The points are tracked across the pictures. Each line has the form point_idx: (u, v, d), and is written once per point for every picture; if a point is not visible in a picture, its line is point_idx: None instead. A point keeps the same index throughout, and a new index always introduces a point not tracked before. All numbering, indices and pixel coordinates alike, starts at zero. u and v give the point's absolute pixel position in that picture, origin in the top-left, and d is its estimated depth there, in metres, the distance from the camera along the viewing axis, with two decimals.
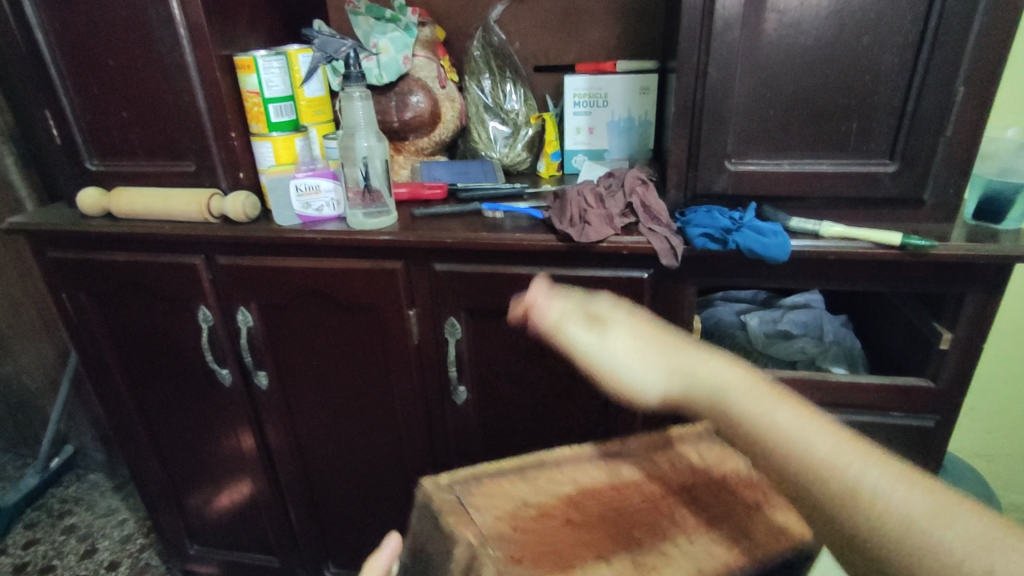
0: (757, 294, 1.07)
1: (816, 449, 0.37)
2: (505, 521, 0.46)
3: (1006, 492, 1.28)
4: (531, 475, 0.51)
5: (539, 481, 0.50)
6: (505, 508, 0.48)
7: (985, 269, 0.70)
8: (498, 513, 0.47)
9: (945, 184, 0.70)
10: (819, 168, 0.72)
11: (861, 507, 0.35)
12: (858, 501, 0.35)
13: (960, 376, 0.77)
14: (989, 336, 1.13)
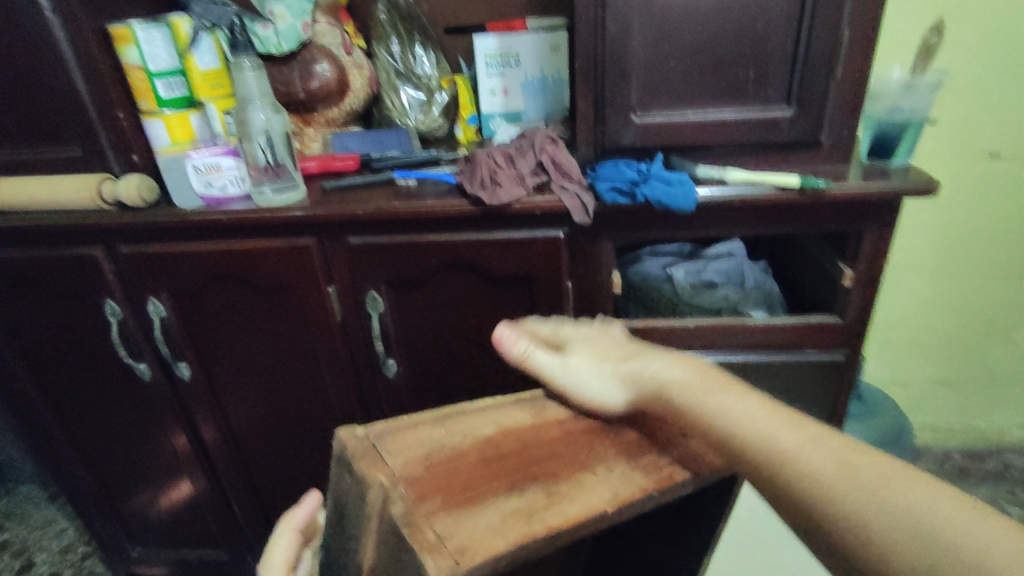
0: (682, 246, 1.09)
1: (769, 435, 0.42)
2: (417, 461, 0.48)
3: (921, 416, 1.39)
4: (450, 423, 0.52)
5: (455, 423, 0.51)
6: (417, 452, 0.48)
7: (878, 205, 0.73)
8: (407, 457, 0.48)
9: (839, 126, 0.73)
10: (721, 116, 0.73)
11: (821, 487, 0.38)
12: (820, 485, 0.39)
13: (863, 310, 0.81)
14: (897, 272, 1.20)
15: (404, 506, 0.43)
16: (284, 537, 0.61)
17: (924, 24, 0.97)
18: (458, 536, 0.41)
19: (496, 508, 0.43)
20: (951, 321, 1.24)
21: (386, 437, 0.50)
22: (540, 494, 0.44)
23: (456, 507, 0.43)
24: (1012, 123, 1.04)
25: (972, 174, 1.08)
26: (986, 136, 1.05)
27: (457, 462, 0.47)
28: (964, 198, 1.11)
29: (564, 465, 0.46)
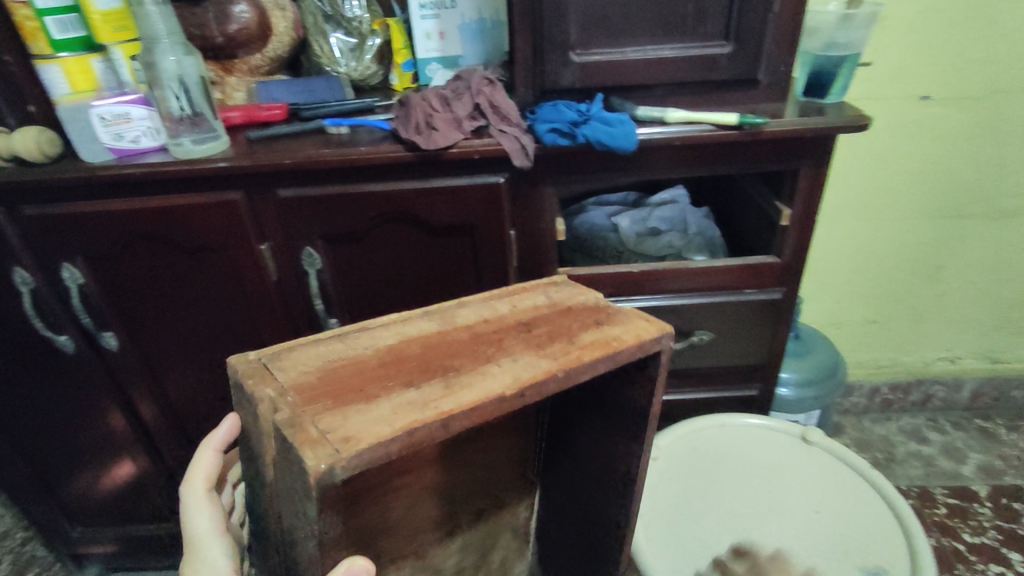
0: (626, 196, 1.09)
1: None
2: (313, 372, 0.55)
3: (855, 354, 1.46)
4: (349, 340, 0.60)
5: (357, 340, 0.60)
6: (313, 365, 0.56)
7: (815, 142, 0.74)
8: (301, 370, 0.55)
9: (776, 63, 0.73)
10: (660, 54, 0.72)
11: None
12: None
13: (800, 249, 0.83)
14: (834, 215, 1.24)
15: (293, 409, 0.50)
16: (205, 455, 0.64)
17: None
18: (350, 422, 0.48)
19: (386, 402, 0.51)
20: (882, 261, 1.30)
21: (283, 354, 0.58)
22: (428, 392, 0.52)
23: (349, 404, 0.51)
24: (941, 65, 1.07)
25: (903, 115, 1.11)
26: (917, 78, 1.08)
27: (354, 370, 0.55)
28: (895, 141, 1.14)
29: (450, 371, 0.55)
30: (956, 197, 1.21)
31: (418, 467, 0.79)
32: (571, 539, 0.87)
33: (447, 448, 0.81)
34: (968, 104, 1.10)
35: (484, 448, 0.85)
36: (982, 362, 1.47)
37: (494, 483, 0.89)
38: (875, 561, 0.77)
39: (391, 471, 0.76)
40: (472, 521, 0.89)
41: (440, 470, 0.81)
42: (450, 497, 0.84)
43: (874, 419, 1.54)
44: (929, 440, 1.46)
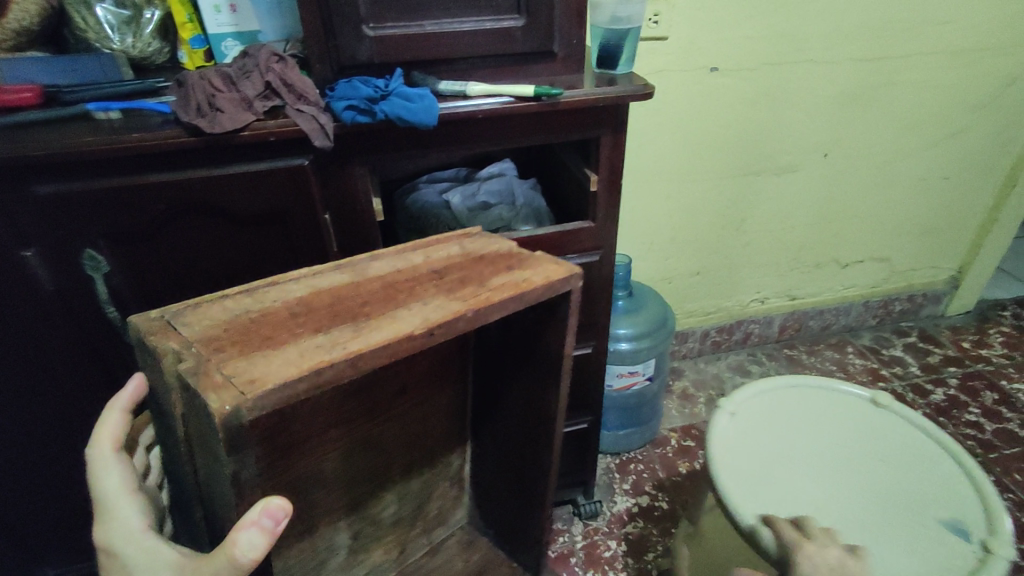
0: (457, 171, 1.09)
1: None
2: (219, 324, 0.53)
3: (684, 304, 1.61)
4: (257, 295, 0.58)
5: (265, 293, 0.58)
6: (218, 318, 0.53)
7: (610, 112, 0.79)
8: (205, 323, 0.52)
9: (568, 36, 0.76)
10: (457, 27, 0.72)
11: None
12: None
13: (610, 213, 0.88)
14: (652, 178, 1.34)
15: (198, 358, 0.47)
16: (111, 416, 0.53)
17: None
18: (256, 365, 0.46)
19: (294, 346, 0.49)
20: (697, 218, 1.44)
21: (189, 310, 0.54)
22: (337, 335, 0.51)
23: (256, 350, 0.49)
24: (724, 40, 1.19)
25: (698, 86, 1.23)
26: (705, 51, 1.19)
27: (263, 321, 0.53)
28: (696, 109, 1.26)
29: (360, 317, 0.54)
30: (750, 156, 1.37)
31: (343, 416, 0.72)
32: (506, 476, 0.86)
33: (377, 388, 0.74)
34: (749, 74, 1.24)
35: (411, 393, 0.79)
36: (783, 299, 1.70)
37: (424, 430, 0.84)
38: (947, 509, 0.80)
39: (317, 414, 0.69)
40: (407, 469, 0.84)
41: (367, 410, 0.74)
42: (377, 447, 0.78)
43: (706, 360, 1.72)
44: (750, 372, 1.67)
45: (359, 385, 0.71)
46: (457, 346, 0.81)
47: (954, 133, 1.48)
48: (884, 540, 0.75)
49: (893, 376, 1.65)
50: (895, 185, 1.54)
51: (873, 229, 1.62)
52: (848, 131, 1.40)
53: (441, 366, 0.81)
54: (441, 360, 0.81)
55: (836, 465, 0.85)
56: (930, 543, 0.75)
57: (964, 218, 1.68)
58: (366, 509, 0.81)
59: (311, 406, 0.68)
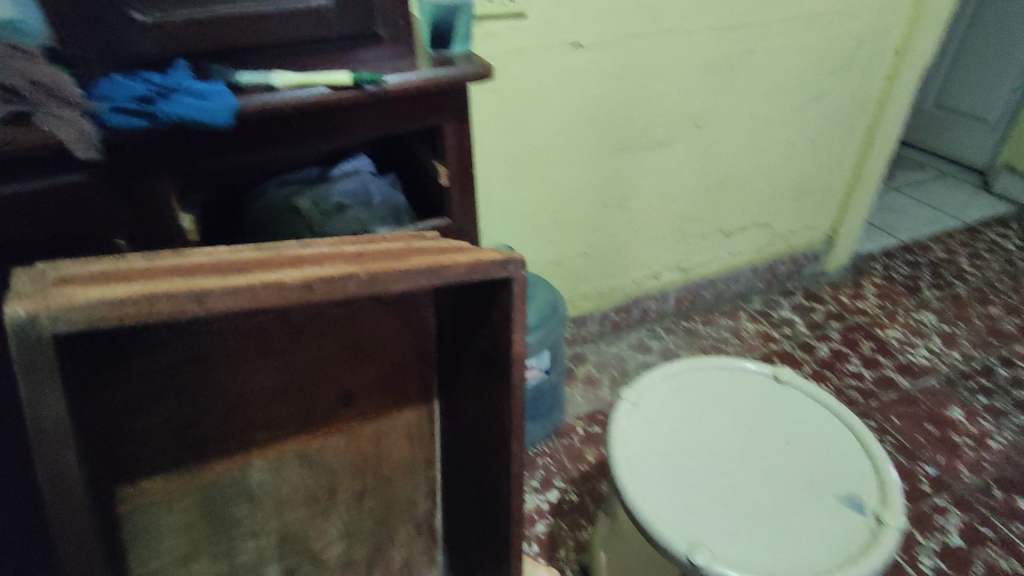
0: (309, 170, 0.98)
1: None
2: (92, 266, 0.44)
3: (580, 288, 1.59)
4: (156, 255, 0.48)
5: (159, 255, 0.48)
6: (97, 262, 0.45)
7: (451, 100, 0.71)
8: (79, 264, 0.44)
9: (392, 16, 0.68)
10: (254, 9, 0.61)
11: None
12: None
13: (468, 208, 0.81)
14: (529, 163, 1.28)
15: (34, 280, 0.39)
16: None
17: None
18: (90, 288, 0.37)
19: (146, 281, 0.39)
20: (581, 200, 1.40)
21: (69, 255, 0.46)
22: (205, 277, 0.40)
23: (107, 280, 0.39)
24: (584, 15, 1.14)
25: (564, 63, 1.18)
26: (567, 27, 1.14)
27: (139, 265, 0.44)
28: (566, 88, 1.21)
29: (241, 268, 0.43)
30: (627, 131, 1.34)
31: (268, 414, 0.61)
32: (469, 507, 0.72)
33: (309, 373, 0.62)
34: (614, 49, 1.21)
35: (354, 395, 0.66)
36: (676, 273, 1.71)
37: (377, 451, 0.70)
38: (845, 485, 0.79)
39: (234, 389, 0.58)
40: (357, 495, 0.70)
41: (300, 401, 0.63)
42: (310, 461, 0.65)
43: (608, 341, 1.71)
44: (651, 348, 1.68)
45: (284, 354, 0.60)
46: (413, 337, 0.69)
47: (816, 96, 1.52)
48: (785, 524, 0.74)
49: (783, 337, 1.71)
50: (768, 152, 1.57)
51: (752, 197, 1.66)
52: (719, 103, 1.41)
53: (391, 364, 0.68)
54: (390, 357, 0.68)
55: (744, 445, 0.84)
56: (830, 523, 0.75)
57: (834, 178, 1.75)
58: (307, 536, 0.67)
59: (224, 377, 0.57)
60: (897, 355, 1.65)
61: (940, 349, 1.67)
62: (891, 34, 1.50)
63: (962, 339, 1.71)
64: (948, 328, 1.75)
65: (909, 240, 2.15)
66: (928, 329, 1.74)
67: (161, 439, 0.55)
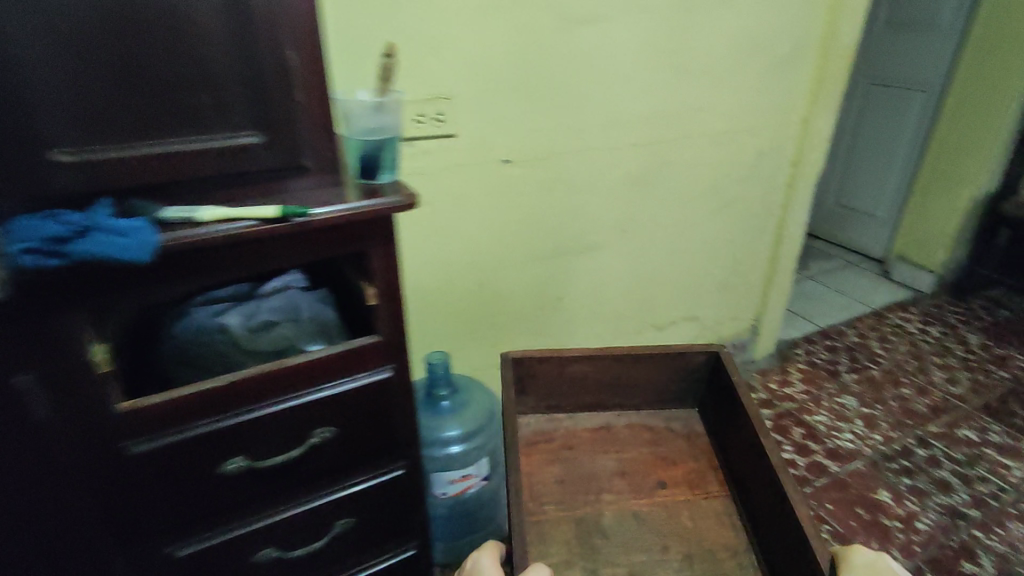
0: (237, 288, 0.98)
1: None
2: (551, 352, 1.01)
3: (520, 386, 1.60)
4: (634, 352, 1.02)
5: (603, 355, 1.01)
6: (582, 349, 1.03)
7: (377, 225, 0.75)
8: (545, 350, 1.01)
9: (320, 148, 0.71)
10: (180, 147, 0.64)
11: None
12: None
13: (396, 325, 0.83)
14: (461, 267, 1.33)
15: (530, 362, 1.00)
16: None
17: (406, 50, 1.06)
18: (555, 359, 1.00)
19: (576, 351, 1.01)
20: (515, 302, 1.45)
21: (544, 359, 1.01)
22: (585, 357, 1.00)
23: (556, 356, 1.00)
24: (511, 135, 1.24)
25: (493, 176, 1.26)
26: (496, 142, 1.23)
27: (575, 351, 1.01)
28: (497, 198, 1.29)
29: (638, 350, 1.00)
30: (558, 239, 1.42)
31: (628, 468, 0.97)
32: (783, 550, 0.77)
33: (624, 439, 1.02)
34: (540, 163, 1.30)
35: (655, 467, 0.97)
36: None
37: (691, 520, 0.89)
38: None
39: (598, 440, 1.01)
40: (685, 557, 0.83)
41: (654, 451, 1.00)
42: (661, 504, 0.91)
43: None
44: None
45: (613, 428, 1.04)
46: (683, 420, 1.05)
47: (726, 202, 1.66)
48: None
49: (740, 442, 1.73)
50: (687, 251, 1.68)
51: (680, 293, 1.75)
52: (639, 210, 1.51)
53: (673, 442, 1.01)
54: (672, 431, 1.03)
55: None
56: None
57: (751, 274, 1.88)
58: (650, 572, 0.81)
59: (610, 431, 1.03)
60: (825, 440, 1.73)
61: (862, 432, 1.76)
62: (786, 148, 1.67)
63: (880, 422, 1.81)
64: (867, 410, 1.85)
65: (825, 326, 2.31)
66: (848, 412, 1.84)
67: (560, 460, 0.98)
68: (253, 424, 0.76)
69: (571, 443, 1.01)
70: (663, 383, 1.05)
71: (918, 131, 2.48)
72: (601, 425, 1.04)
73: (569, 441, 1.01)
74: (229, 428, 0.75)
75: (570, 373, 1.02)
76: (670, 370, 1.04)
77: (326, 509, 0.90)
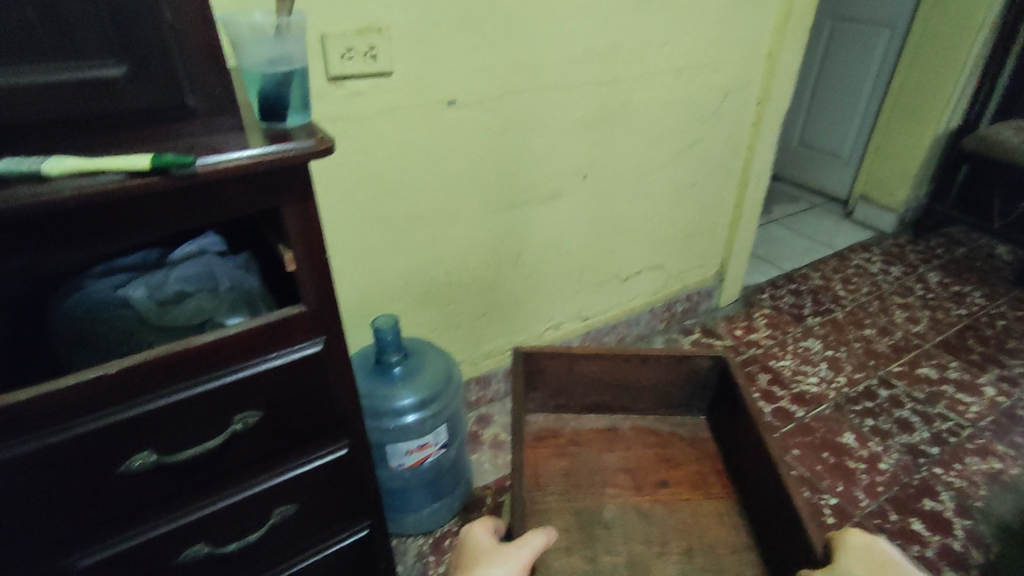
0: (146, 254, 0.84)
1: None
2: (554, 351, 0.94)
3: (481, 346, 1.52)
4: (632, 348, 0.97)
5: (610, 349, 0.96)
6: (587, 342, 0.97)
7: (287, 177, 0.62)
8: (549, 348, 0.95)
9: (208, 83, 0.57)
10: (12, 83, 0.49)
11: None
12: None
13: (324, 294, 0.72)
14: (408, 223, 1.21)
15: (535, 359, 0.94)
16: None
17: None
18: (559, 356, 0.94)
19: (582, 349, 0.95)
20: (470, 258, 1.35)
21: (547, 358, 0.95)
22: (588, 356, 0.95)
23: (561, 353, 0.94)
24: (455, 72, 1.10)
25: (438, 121, 1.13)
26: (438, 81, 1.09)
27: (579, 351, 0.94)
28: (443, 145, 1.16)
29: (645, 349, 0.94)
30: (514, 189, 1.31)
31: (629, 467, 0.94)
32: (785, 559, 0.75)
33: (626, 438, 0.98)
34: (489, 104, 1.17)
35: (656, 466, 0.94)
36: (575, 321, 1.68)
37: (692, 522, 0.87)
38: None
39: (603, 439, 0.98)
40: (686, 552, 0.83)
41: (659, 451, 0.97)
42: (660, 502, 0.89)
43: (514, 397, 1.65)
44: None
45: (617, 428, 1.00)
46: (693, 425, 1.01)
47: (691, 144, 1.57)
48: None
49: None
50: (650, 198, 1.59)
51: (644, 241, 1.68)
52: (600, 154, 1.41)
53: (678, 442, 0.98)
54: (677, 433, 0.99)
55: None
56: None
57: (717, 219, 1.81)
58: (649, 566, 0.81)
59: (614, 428, 1.00)
60: (791, 385, 1.72)
61: (827, 375, 1.76)
62: (752, 84, 1.57)
63: (844, 364, 1.80)
64: (831, 353, 1.84)
65: (790, 269, 2.28)
66: (813, 355, 1.83)
67: (561, 456, 0.95)
68: (156, 414, 0.66)
69: (567, 444, 0.97)
70: (669, 387, 1.00)
71: (883, 66, 2.41)
72: (607, 427, 1.00)
73: (568, 440, 0.98)
74: (126, 421, 0.64)
75: (574, 369, 0.97)
76: (676, 373, 0.98)
77: (262, 498, 0.81)
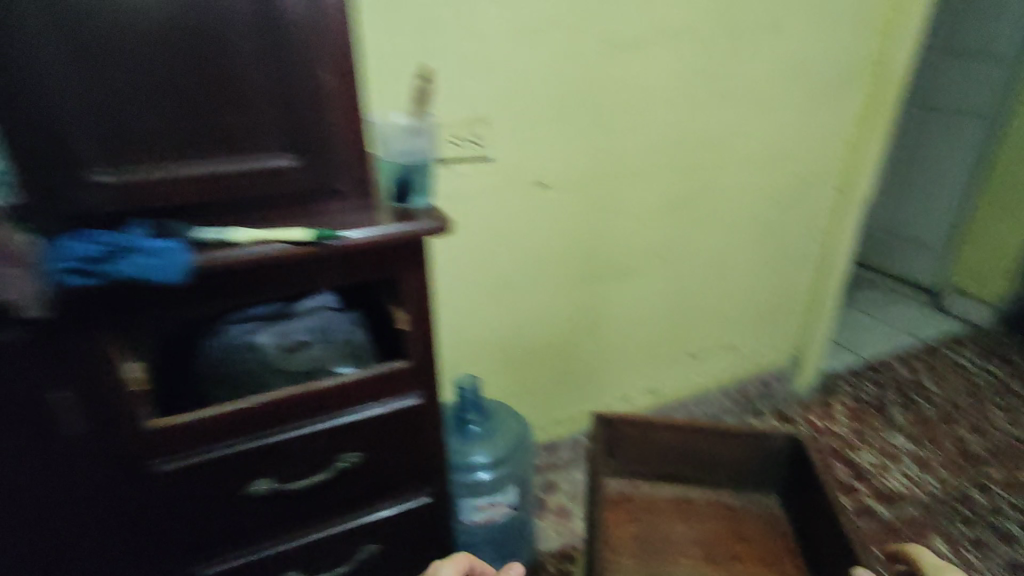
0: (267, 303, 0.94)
1: None
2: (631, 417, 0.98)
3: (552, 412, 1.57)
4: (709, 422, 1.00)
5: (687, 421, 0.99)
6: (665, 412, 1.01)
7: (407, 250, 0.74)
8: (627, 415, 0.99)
9: (354, 172, 0.70)
10: (213, 169, 0.64)
11: None
12: None
13: (425, 352, 0.81)
14: (494, 290, 1.31)
15: (614, 424, 0.98)
16: None
17: (442, 73, 1.06)
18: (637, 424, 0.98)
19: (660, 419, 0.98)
20: (548, 326, 1.43)
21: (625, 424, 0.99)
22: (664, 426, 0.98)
23: (639, 421, 0.98)
24: (547, 159, 1.23)
25: (528, 200, 1.25)
26: (531, 166, 1.22)
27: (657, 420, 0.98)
28: (532, 222, 1.28)
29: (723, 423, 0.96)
30: (593, 264, 1.40)
31: (703, 539, 0.96)
32: None
33: (700, 510, 1.00)
34: (575, 187, 1.28)
35: (729, 541, 0.95)
36: (645, 395, 1.70)
37: None
38: None
39: (677, 509, 1.00)
40: None
41: (732, 527, 0.97)
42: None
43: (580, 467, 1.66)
44: None
45: (692, 499, 1.01)
46: (767, 505, 1.00)
47: (768, 228, 1.61)
48: None
49: None
50: (726, 279, 1.63)
51: (718, 320, 1.70)
52: (677, 235, 1.48)
53: (752, 519, 0.98)
54: (752, 509, 1.00)
55: None
56: None
57: (794, 303, 1.81)
58: None
59: (689, 499, 1.02)
60: (872, 480, 1.64)
61: (913, 473, 1.66)
62: (831, 175, 1.61)
63: (933, 463, 1.70)
64: (919, 450, 1.75)
65: (874, 359, 2.20)
66: (898, 450, 1.74)
67: (635, 520, 0.98)
68: (278, 447, 0.76)
69: (639, 510, 0.99)
70: (744, 463, 1.01)
71: (974, 157, 2.37)
72: (681, 497, 1.02)
73: (643, 506, 1.00)
74: (253, 450, 0.75)
75: (651, 436, 1.00)
76: (753, 450, 0.99)
77: (351, 535, 0.88)
